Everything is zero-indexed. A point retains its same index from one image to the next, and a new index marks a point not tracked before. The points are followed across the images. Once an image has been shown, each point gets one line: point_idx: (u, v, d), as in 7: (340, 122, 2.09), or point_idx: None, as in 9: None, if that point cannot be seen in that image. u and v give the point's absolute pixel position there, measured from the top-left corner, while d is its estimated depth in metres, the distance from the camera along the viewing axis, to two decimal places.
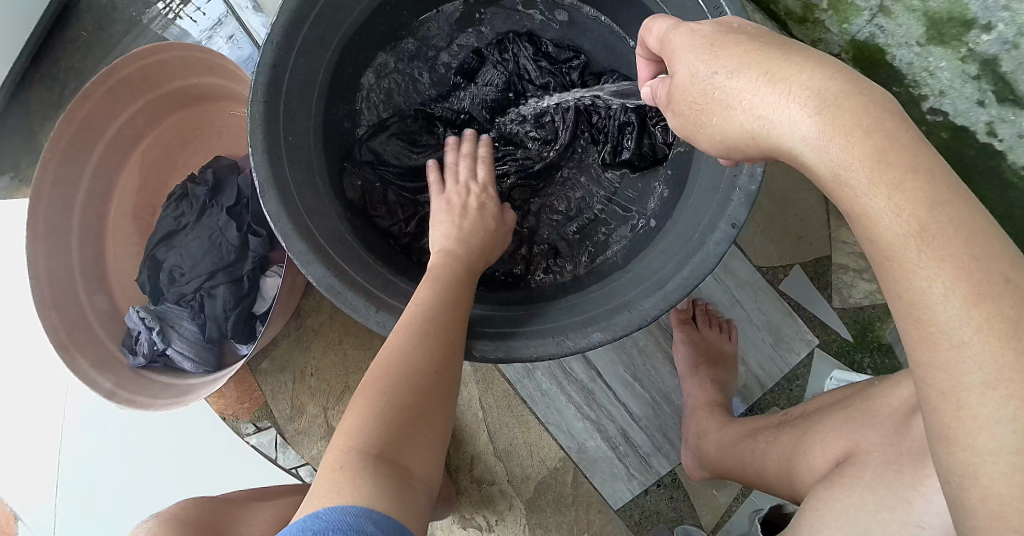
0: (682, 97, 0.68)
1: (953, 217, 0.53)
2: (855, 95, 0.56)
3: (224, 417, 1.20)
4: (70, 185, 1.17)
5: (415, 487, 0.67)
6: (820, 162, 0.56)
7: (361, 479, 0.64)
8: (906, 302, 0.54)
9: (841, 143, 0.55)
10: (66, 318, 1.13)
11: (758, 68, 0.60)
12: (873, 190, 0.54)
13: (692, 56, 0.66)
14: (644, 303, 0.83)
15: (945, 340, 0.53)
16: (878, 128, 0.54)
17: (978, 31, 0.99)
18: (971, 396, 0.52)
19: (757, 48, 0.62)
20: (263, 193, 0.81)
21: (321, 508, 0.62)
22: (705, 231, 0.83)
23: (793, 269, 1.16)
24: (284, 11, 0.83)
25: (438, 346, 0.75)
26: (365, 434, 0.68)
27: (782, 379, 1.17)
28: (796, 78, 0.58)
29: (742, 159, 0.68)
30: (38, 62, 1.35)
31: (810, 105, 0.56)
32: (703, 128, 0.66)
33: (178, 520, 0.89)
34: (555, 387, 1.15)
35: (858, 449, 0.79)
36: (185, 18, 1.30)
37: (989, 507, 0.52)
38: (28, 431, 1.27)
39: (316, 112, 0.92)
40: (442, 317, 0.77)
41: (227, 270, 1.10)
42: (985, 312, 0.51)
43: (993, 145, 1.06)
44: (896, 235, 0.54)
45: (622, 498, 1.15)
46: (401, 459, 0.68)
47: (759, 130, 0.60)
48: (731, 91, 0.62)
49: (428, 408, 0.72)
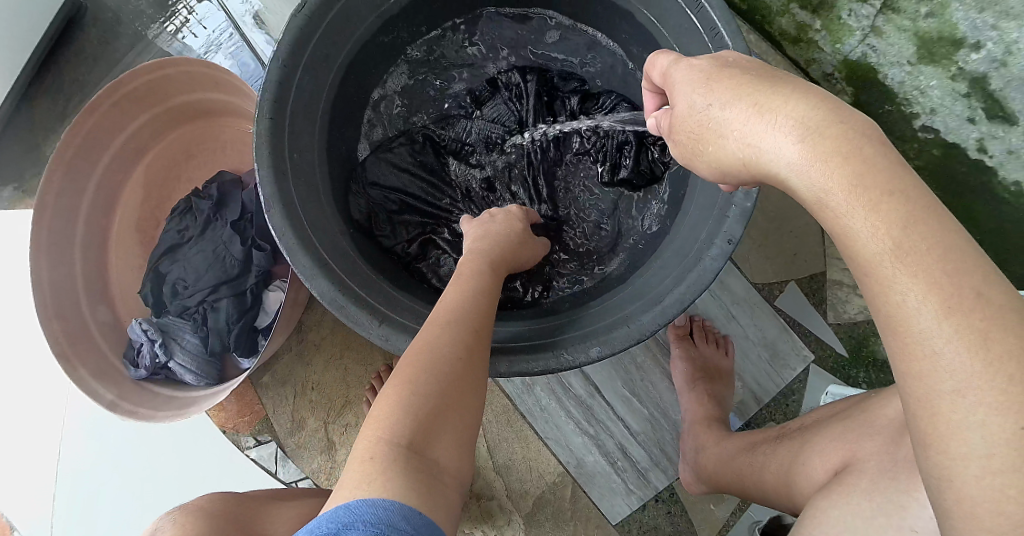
0: (680, 127, 0.70)
1: (927, 235, 0.54)
2: (836, 123, 0.58)
3: (225, 431, 1.20)
4: (74, 196, 1.18)
5: (445, 481, 0.67)
6: (803, 186, 0.58)
7: (394, 471, 0.64)
8: (884, 315, 0.55)
9: (823, 168, 0.57)
10: (68, 329, 1.14)
11: (748, 99, 0.62)
12: (852, 212, 0.56)
13: (689, 88, 0.68)
14: (642, 318, 0.84)
15: (921, 350, 0.54)
16: (857, 154, 0.56)
17: (968, 50, 1.02)
18: (945, 402, 0.53)
19: (749, 81, 0.64)
20: (267, 208, 0.83)
21: (353, 499, 0.63)
22: (702, 247, 0.84)
23: (788, 285, 1.18)
24: (291, 29, 0.85)
25: (469, 338, 0.75)
26: (396, 425, 0.68)
27: (777, 394, 1.18)
28: (783, 108, 0.60)
29: (738, 184, 0.70)
30: (44, 76, 1.37)
31: (794, 132, 0.59)
32: (699, 155, 0.68)
33: (204, 510, 0.93)
34: (553, 402, 1.16)
35: (854, 458, 0.80)
36: (188, 33, 1.33)
37: (964, 509, 0.52)
38: (28, 441, 1.27)
39: (320, 128, 0.94)
40: (472, 313, 0.77)
41: (230, 284, 1.12)
42: (957, 324, 0.52)
43: (984, 161, 1.08)
44: (873, 253, 0.55)
45: (620, 513, 1.15)
46: (431, 450, 0.67)
47: (749, 156, 0.62)
48: (724, 121, 0.64)
49: (461, 397, 0.71)
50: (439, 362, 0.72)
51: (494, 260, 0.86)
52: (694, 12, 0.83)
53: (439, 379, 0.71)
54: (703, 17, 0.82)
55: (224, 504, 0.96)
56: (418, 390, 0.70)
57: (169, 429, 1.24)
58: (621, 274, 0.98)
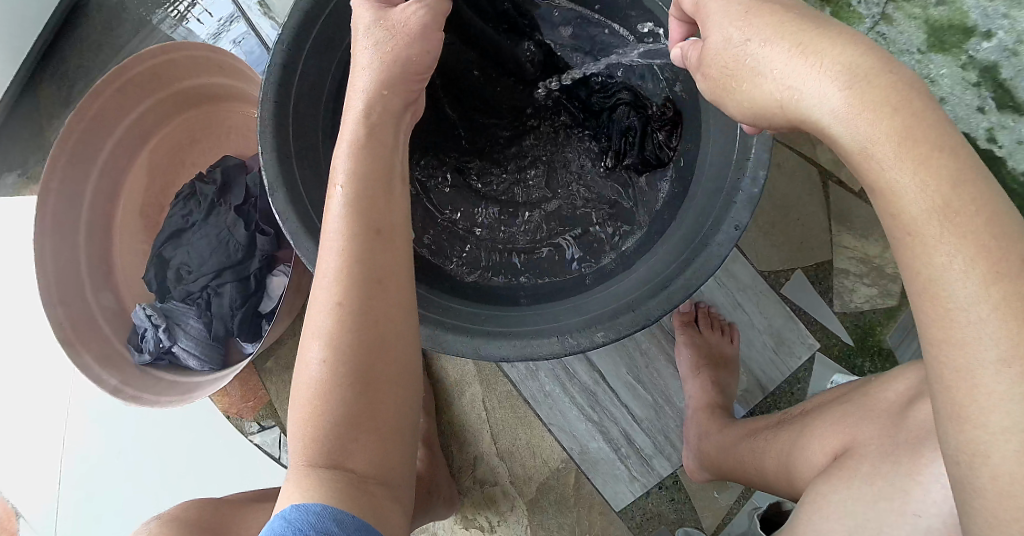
0: (713, 61, 0.66)
1: (974, 198, 0.54)
2: (885, 73, 0.56)
3: (228, 416, 1.20)
4: (79, 182, 1.18)
5: (373, 479, 0.65)
6: (847, 136, 0.57)
7: (316, 482, 0.63)
8: (921, 281, 0.55)
9: (869, 118, 0.55)
10: (71, 314, 1.14)
11: (791, 40, 0.60)
12: (900, 164, 0.55)
13: (726, 21, 0.65)
14: (648, 303, 0.83)
15: (962, 318, 0.54)
16: (906, 106, 0.55)
17: (979, 38, 1.03)
18: (986, 373, 0.53)
19: (793, 19, 0.61)
20: (271, 192, 0.83)
21: (286, 507, 0.63)
22: (709, 232, 0.84)
23: (795, 273, 1.17)
24: (296, 12, 0.85)
25: (366, 317, 0.66)
26: (309, 438, 0.65)
27: (783, 382, 1.18)
28: (830, 53, 0.58)
29: (766, 128, 0.67)
30: (48, 62, 1.37)
31: (841, 80, 0.56)
32: (732, 95, 0.66)
33: (179, 520, 0.92)
34: (558, 388, 1.16)
35: (854, 442, 0.80)
36: (193, 19, 1.32)
37: (999, 486, 0.53)
38: (32, 426, 1.28)
39: (325, 111, 0.93)
40: (365, 272, 0.67)
41: (234, 268, 1.11)
42: (1004, 290, 0.53)
43: (993, 151, 1.07)
44: (925, 211, 0.54)
45: (624, 499, 1.15)
46: (349, 458, 0.65)
47: (788, 99, 0.60)
48: (764, 60, 0.61)
49: (371, 389, 0.66)
50: (341, 351, 0.66)
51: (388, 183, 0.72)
52: None
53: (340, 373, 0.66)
54: None
55: (201, 512, 0.96)
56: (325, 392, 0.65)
57: (171, 414, 1.25)
58: (626, 259, 0.98)
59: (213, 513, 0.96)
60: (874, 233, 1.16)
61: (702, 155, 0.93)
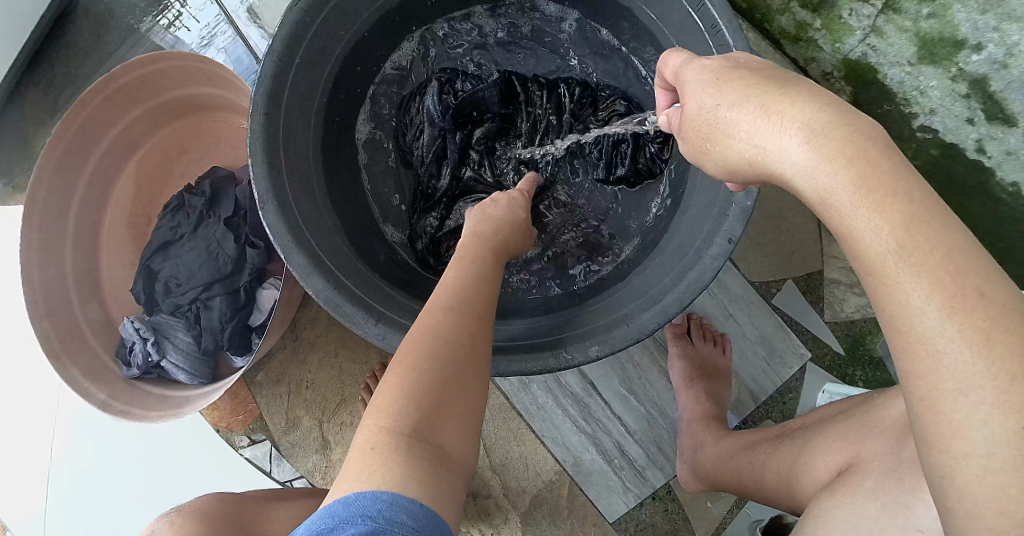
0: (690, 125, 0.69)
1: (928, 235, 0.54)
2: (843, 125, 0.58)
3: (218, 430, 1.17)
4: (65, 192, 1.16)
5: (450, 467, 0.67)
6: (808, 185, 0.59)
7: (395, 461, 0.63)
8: (889, 315, 0.56)
9: (827, 169, 0.57)
10: (58, 327, 1.12)
11: (756, 100, 0.62)
12: (856, 211, 0.56)
13: (700, 88, 0.68)
14: (641, 317, 0.83)
15: (923, 348, 0.54)
16: (862, 156, 0.56)
17: (969, 51, 1.03)
18: (946, 402, 0.54)
19: (756, 82, 0.64)
20: (262, 205, 0.82)
21: (351, 492, 0.62)
22: (702, 245, 0.84)
23: (786, 283, 1.18)
24: (284, 25, 0.84)
25: (469, 325, 0.73)
26: (398, 412, 0.67)
27: (773, 392, 1.18)
28: (790, 110, 0.60)
29: (747, 183, 0.69)
30: (34, 69, 1.35)
31: (801, 134, 0.59)
32: (710, 155, 0.68)
33: (205, 512, 0.92)
34: (551, 400, 1.16)
35: (859, 458, 0.80)
36: (181, 27, 1.31)
37: (966, 507, 0.54)
38: (17, 440, 1.25)
39: (315, 124, 0.92)
40: (474, 292, 0.76)
41: (225, 282, 1.10)
42: (960, 322, 0.53)
43: (983, 161, 1.10)
44: (877, 251, 0.55)
45: (617, 511, 1.15)
46: (436, 436, 0.67)
47: (757, 158, 0.62)
48: (730, 122, 0.64)
49: (463, 383, 0.70)
50: (448, 346, 0.71)
51: (495, 242, 0.84)
52: (695, 9, 0.83)
53: (438, 363, 0.70)
54: (704, 15, 0.82)
55: (220, 504, 0.94)
56: (422, 376, 0.69)
57: (162, 429, 1.23)
58: (616, 273, 0.98)
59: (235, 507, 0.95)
60: None
61: (695, 168, 0.93)
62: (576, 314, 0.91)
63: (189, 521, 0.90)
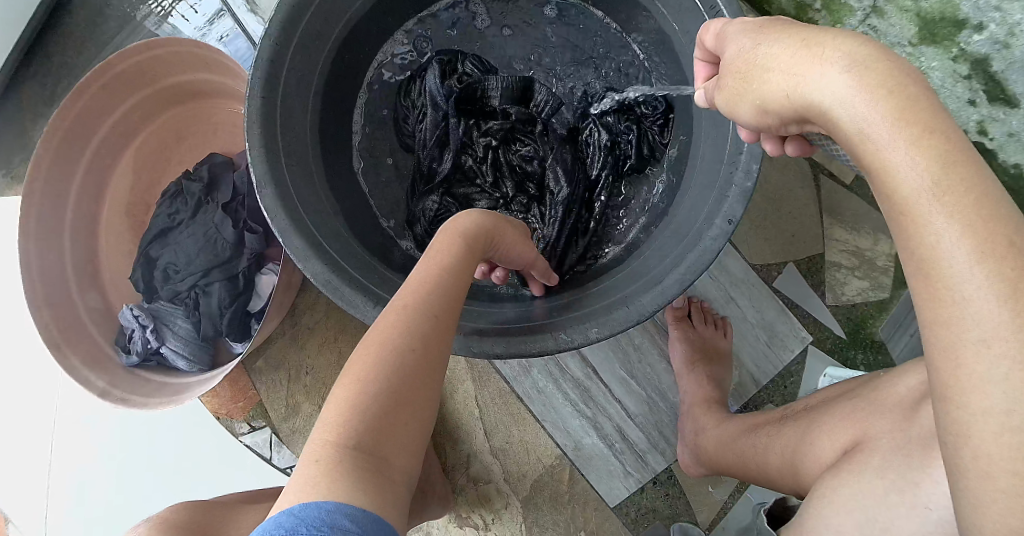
0: (730, 69, 0.67)
1: (964, 176, 0.53)
2: (885, 61, 0.56)
3: (218, 417, 1.18)
4: (63, 182, 1.16)
5: (395, 479, 0.64)
6: (847, 117, 0.56)
7: (339, 473, 0.61)
8: (917, 258, 0.55)
9: (869, 98, 0.55)
10: (58, 317, 1.12)
11: (797, 36, 0.60)
12: (895, 144, 0.54)
13: (743, 35, 0.67)
14: (641, 299, 0.82)
15: (950, 297, 0.54)
16: (903, 91, 0.55)
17: (970, 31, 1.03)
18: (968, 353, 0.53)
19: (797, 26, 0.62)
20: (260, 189, 0.81)
21: (293, 504, 0.59)
22: (703, 226, 0.83)
23: (787, 266, 1.17)
24: (282, 7, 0.83)
25: (427, 331, 0.70)
26: (345, 421, 0.64)
27: (775, 376, 1.17)
28: (831, 42, 0.58)
29: (781, 132, 0.66)
30: (31, 60, 1.34)
31: (843, 63, 0.56)
32: (743, 99, 0.65)
33: (170, 523, 0.90)
34: (551, 384, 1.16)
35: (867, 435, 0.80)
36: (178, 16, 1.30)
37: (979, 466, 0.53)
38: (18, 431, 1.25)
39: (313, 108, 0.91)
40: (437, 298, 0.73)
41: (223, 267, 1.10)
42: (989, 269, 0.52)
43: (984, 144, 1.09)
44: (911, 189, 0.54)
45: (619, 495, 1.15)
46: (382, 447, 0.64)
47: (794, 90, 0.59)
48: (771, 55, 0.62)
49: (415, 392, 0.67)
50: (401, 353, 0.68)
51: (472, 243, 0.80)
52: None
53: (390, 372, 0.67)
54: None
55: (187, 513, 0.93)
56: (374, 384, 0.66)
57: (162, 417, 1.23)
58: (618, 257, 0.97)
59: (202, 513, 0.93)
60: (865, 226, 1.16)
61: (695, 149, 0.93)
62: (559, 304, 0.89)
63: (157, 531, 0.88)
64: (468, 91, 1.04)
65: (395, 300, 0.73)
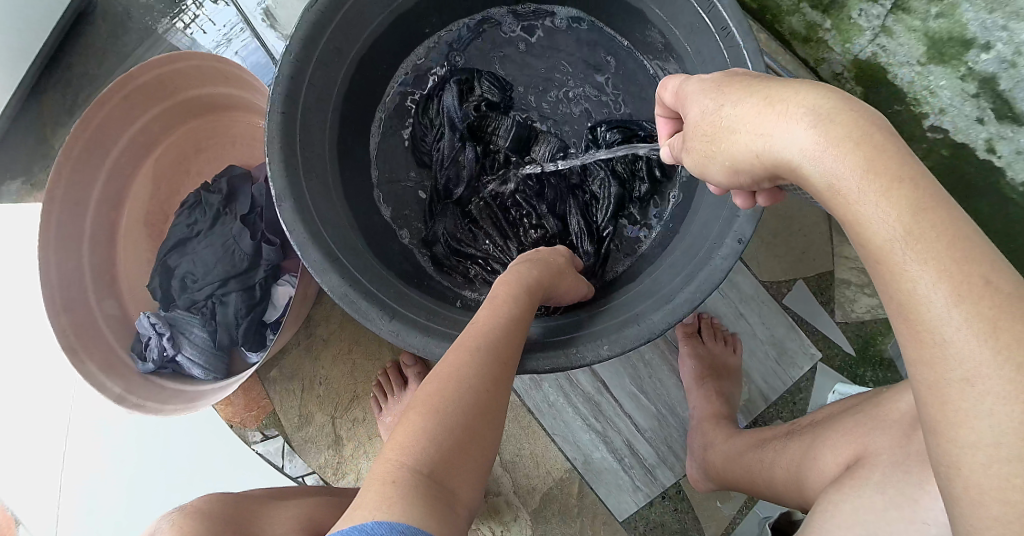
0: (693, 133, 0.69)
1: (935, 222, 0.55)
2: (848, 111, 0.58)
3: (232, 426, 1.20)
4: (83, 190, 1.18)
5: (458, 507, 0.66)
6: (818, 173, 0.58)
7: (409, 498, 0.63)
8: (897, 303, 0.56)
9: (835, 153, 0.57)
10: (76, 324, 1.14)
11: (759, 94, 0.63)
12: (865, 197, 0.56)
13: (701, 95, 0.68)
14: (651, 316, 0.83)
15: (932, 338, 0.55)
16: (868, 141, 0.57)
17: (978, 50, 1.05)
18: (954, 391, 0.54)
19: (758, 83, 0.65)
20: (279, 204, 0.83)
21: (363, 523, 0.62)
22: (712, 246, 0.84)
23: (796, 284, 1.18)
24: (303, 25, 0.85)
25: (495, 368, 0.73)
26: (417, 450, 0.67)
27: (784, 392, 1.18)
28: (794, 99, 0.60)
29: (753, 188, 0.68)
30: (53, 70, 1.37)
31: (808, 119, 0.58)
32: (712, 160, 0.67)
33: (203, 511, 0.90)
34: (562, 398, 1.17)
35: (867, 451, 0.80)
36: (197, 28, 1.33)
37: (972, 496, 0.53)
38: (33, 435, 1.26)
39: (331, 124, 0.93)
40: (504, 335, 0.76)
41: (239, 278, 1.12)
42: (967, 311, 0.53)
43: (992, 160, 1.09)
44: (883, 239, 0.56)
45: (627, 509, 1.15)
46: (449, 477, 0.67)
47: (763, 149, 0.61)
48: (735, 116, 0.63)
49: (480, 426, 0.70)
50: (472, 389, 0.71)
51: (533, 284, 0.83)
52: (705, 11, 0.85)
53: (461, 406, 0.70)
54: (714, 16, 0.84)
55: (219, 503, 0.93)
56: (444, 416, 0.69)
57: (175, 423, 1.25)
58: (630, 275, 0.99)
59: (232, 505, 0.93)
60: None
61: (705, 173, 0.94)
62: (587, 315, 0.91)
63: (190, 520, 0.88)
64: (481, 122, 1.07)
65: (463, 335, 0.76)
